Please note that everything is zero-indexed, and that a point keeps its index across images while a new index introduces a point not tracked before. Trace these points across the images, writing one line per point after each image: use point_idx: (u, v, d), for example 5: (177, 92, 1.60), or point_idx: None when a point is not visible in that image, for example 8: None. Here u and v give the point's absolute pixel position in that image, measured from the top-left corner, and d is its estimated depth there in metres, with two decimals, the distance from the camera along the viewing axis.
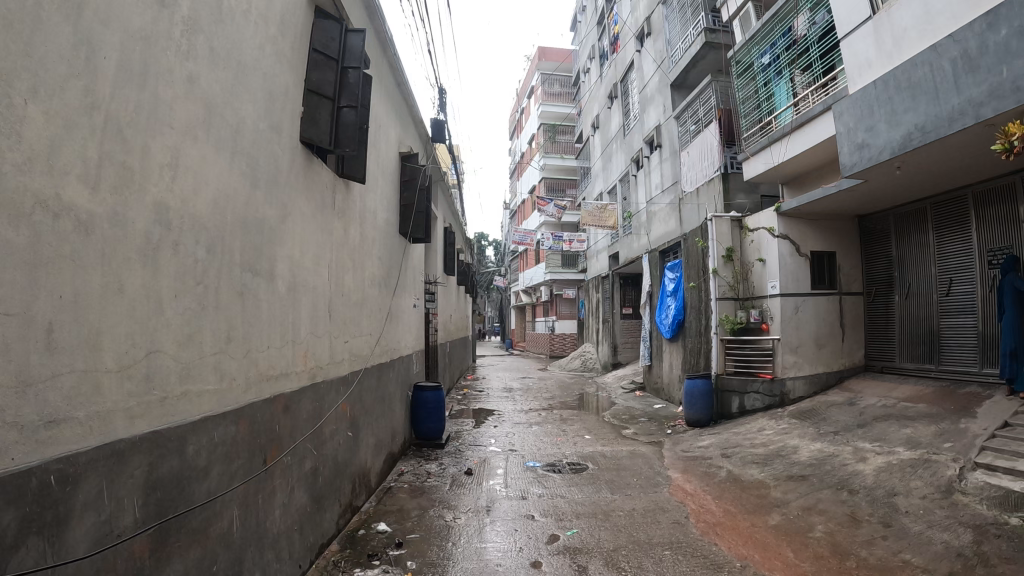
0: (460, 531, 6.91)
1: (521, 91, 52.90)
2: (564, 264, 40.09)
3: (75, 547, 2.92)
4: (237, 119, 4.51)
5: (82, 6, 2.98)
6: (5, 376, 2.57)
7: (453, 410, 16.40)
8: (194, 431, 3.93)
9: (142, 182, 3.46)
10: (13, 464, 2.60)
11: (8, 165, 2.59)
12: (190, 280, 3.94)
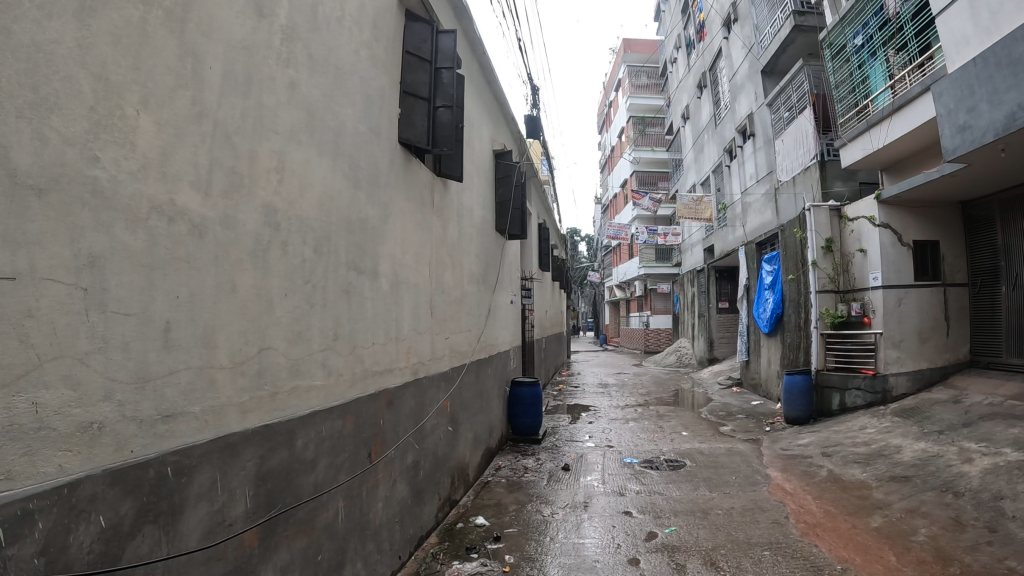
0: (556, 526, 6.92)
1: (609, 85, 52.45)
2: (658, 258, 39.53)
3: (188, 536, 3.06)
4: (337, 124, 4.65)
5: (185, 20, 3.13)
6: (124, 372, 2.73)
7: (550, 405, 16.41)
8: (303, 424, 4.08)
9: (249, 186, 3.60)
10: (132, 456, 2.76)
11: (125, 173, 2.76)
12: (297, 279, 4.08)
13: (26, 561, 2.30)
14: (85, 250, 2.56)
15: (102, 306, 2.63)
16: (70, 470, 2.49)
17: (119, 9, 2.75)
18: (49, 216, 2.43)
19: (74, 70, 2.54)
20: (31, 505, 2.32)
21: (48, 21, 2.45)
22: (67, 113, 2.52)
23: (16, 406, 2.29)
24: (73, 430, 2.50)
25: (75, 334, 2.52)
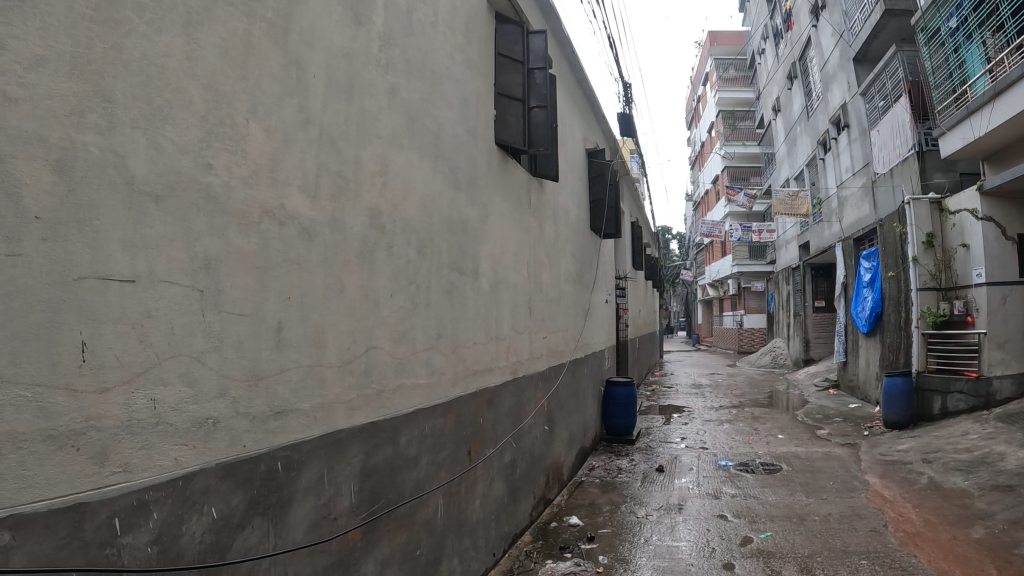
0: (650, 528, 6.85)
1: (696, 79, 51.49)
2: (752, 255, 38.47)
3: (295, 529, 3.17)
4: (436, 126, 4.74)
5: (288, 30, 3.25)
6: (239, 370, 2.86)
7: (645, 406, 16.25)
8: (407, 422, 4.17)
9: (355, 190, 3.72)
10: (244, 451, 2.89)
11: (237, 178, 2.89)
12: (403, 280, 4.18)
13: (141, 550, 2.43)
14: (201, 254, 2.69)
15: (218, 307, 2.76)
16: (186, 463, 2.61)
17: (226, 23, 2.88)
18: (166, 221, 2.57)
19: (185, 82, 2.68)
20: (147, 496, 2.45)
21: (157, 36, 2.58)
22: (181, 123, 2.65)
23: (135, 401, 2.43)
24: (190, 425, 2.63)
25: (193, 334, 2.65)
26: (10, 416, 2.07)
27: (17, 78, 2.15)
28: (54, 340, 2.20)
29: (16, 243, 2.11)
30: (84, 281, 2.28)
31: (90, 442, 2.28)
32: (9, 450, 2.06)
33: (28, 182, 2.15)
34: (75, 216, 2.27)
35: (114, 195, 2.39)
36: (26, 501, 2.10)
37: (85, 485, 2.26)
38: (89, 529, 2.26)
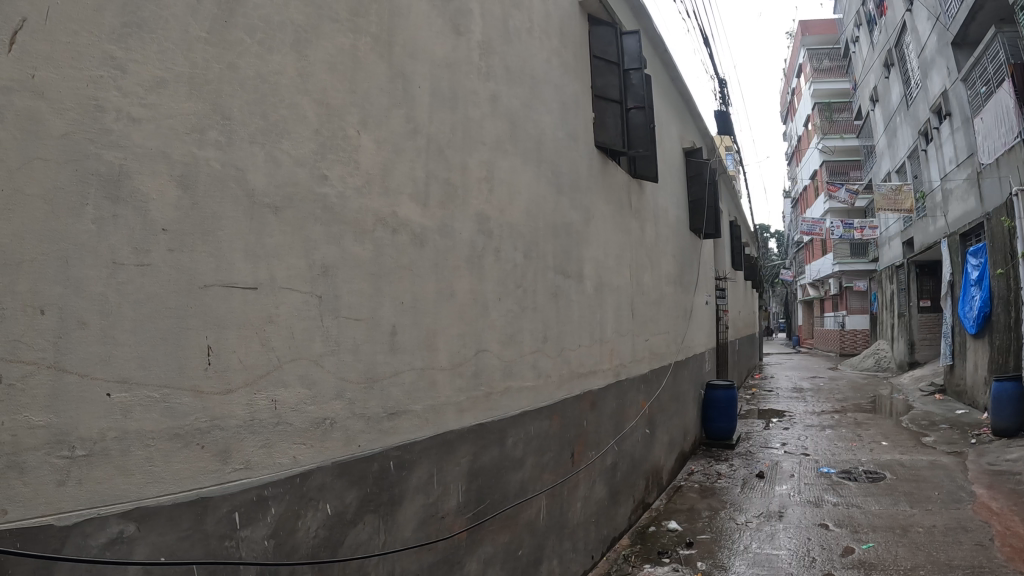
0: (748, 535, 6.68)
1: (789, 72, 50.00)
2: (854, 253, 36.92)
3: (405, 526, 3.27)
4: (539, 132, 4.79)
5: (392, 43, 3.36)
6: (355, 372, 3.02)
7: (745, 410, 15.87)
8: (513, 424, 4.23)
9: (463, 196, 3.85)
10: (359, 450, 3.02)
11: (351, 189, 3.06)
12: (510, 284, 4.26)
13: (258, 543, 2.56)
14: (319, 261, 2.88)
15: (335, 312, 2.93)
16: (303, 461, 2.76)
17: (333, 40, 3.04)
18: (285, 231, 2.75)
19: (297, 98, 2.85)
20: (266, 491, 2.60)
21: (269, 55, 2.75)
22: (295, 136, 2.82)
23: (257, 402, 2.60)
24: (307, 425, 2.78)
25: (311, 338, 2.82)
26: (139, 415, 2.26)
27: (141, 100, 2.34)
28: (182, 344, 2.38)
29: (146, 253, 2.30)
30: (209, 288, 2.46)
31: (213, 441, 2.45)
32: (137, 447, 2.25)
33: (155, 197, 2.34)
34: (200, 228, 2.46)
35: (236, 207, 2.57)
36: (152, 494, 2.27)
37: (208, 480, 2.42)
38: (210, 521, 2.42)
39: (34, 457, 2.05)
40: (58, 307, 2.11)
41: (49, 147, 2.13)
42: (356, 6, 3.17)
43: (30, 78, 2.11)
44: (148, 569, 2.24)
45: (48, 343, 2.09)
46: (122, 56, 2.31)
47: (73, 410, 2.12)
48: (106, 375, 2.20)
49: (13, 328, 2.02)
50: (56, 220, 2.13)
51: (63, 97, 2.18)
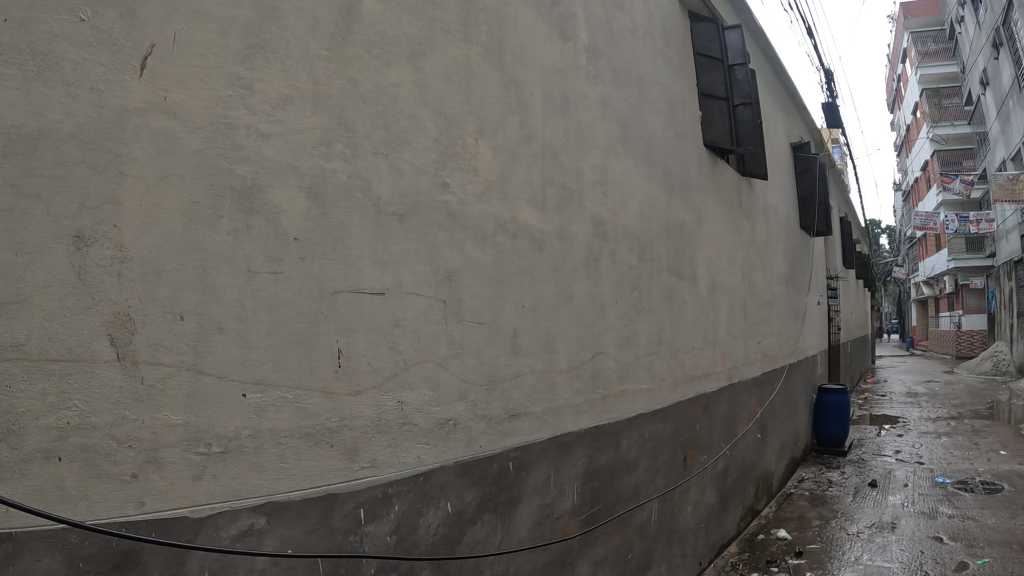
0: (858, 546, 6.41)
1: (894, 59, 47.77)
2: (968, 248, 34.85)
3: (521, 526, 3.36)
4: (647, 133, 4.76)
5: (502, 52, 3.45)
6: (479, 375, 3.18)
7: (856, 415, 15.24)
8: (629, 426, 4.29)
9: (579, 200, 3.94)
10: (481, 450, 3.17)
11: (471, 197, 3.21)
12: (626, 286, 4.34)
13: (380, 538, 2.71)
14: (443, 266, 3.04)
15: (458, 316, 3.09)
16: (427, 460, 2.91)
17: (446, 51, 3.15)
18: (410, 238, 2.92)
19: (417, 109, 3.00)
20: (390, 489, 2.75)
21: (386, 68, 2.89)
22: (415, 146, 2.98)
23: (384, 403, 2.77)
24: (431, 425, 2.94)
25: (436, 341, 2.99)
26: (272, 415, 2.45)
27: (268, 117, 2.53)
28: (314, 348, 2.57)
29: (278, 262, 2.50)
30: (339, 294, 2.66)
31: (342, 441, 2.62)
32: (270, 445, 2.43)
33: (286, 209, 2.54)
34: (329, 237, 2.65)
35: (363, 216, 2.75)
36: (282, 490, 2.45)
37: (335, 477, 2.59)
38: (337, 517, 2.58)
39: (172, 453, 2.24)
40: (196, 313, 2.32)
41: (185, 164, 2.34)
42: (467, 17, 3.27)
43: (163, 100, 2.32)
44: (275, 560, 2.41)
45: (188, 346, 2.30)
46: (248, 76, 2.50)
47: (211, 409, 2.32)
48: (241, 377, 2.39)
49: (154, 333, 2.24)
50: (193, 231, 2.33)
51: (195, 117, 2.37)
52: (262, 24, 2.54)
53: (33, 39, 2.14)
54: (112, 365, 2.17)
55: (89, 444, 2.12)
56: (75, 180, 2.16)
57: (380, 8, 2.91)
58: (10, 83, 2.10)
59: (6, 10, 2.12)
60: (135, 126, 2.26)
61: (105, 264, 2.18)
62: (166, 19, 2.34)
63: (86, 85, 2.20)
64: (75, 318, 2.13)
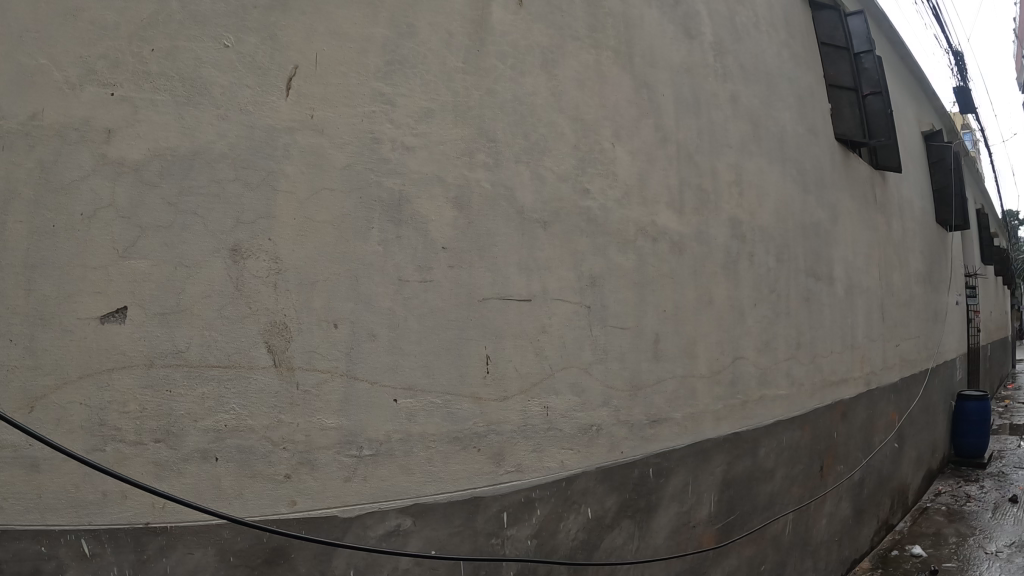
0: (996, 566, 5.92)
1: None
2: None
3: (657, 534, 3.56)
4: (779, 129, 4.69)
5: (633, 54, 3.66)
6: (622, 380, 3.39)
7: (999, 424, 14.22)
8: (767, 433, 4.31)
9: (715, 202, 4.05)
10: (623, 456, 3.36)
11: (612, 201, 3.42)
12: (764, 289, 4.34)
13: (522, 541, 2.94)
14: (587, 272, 3.26)
15: (603, 321, 3.32)
16: (570, 466, 3.12)
17: (578, 57, 3.37)
18: (554, 243, 3.15)
19: (554, 116, 3.23)
20: (533, 493, 2.97)
21: (522, 77, 3.14)
22: (555, 153, 3.21)
23: (531, 409, 3.00)
24: (576, 431, 3.15)
25: (581, 348, 3.21)
26: (422, 420, 2.71)
27: (412, 130, 2.80)
28: (464, 354, 2.83)
29: (428, 271, 2.77)
30: (486, 301, 2.91)
31: (489, 445, 2.86)
32: (420, 449, 2.70)
33: (434, 218, 2.81)
34: (476, 246, 2.91)
35: (508, 223, 3.00)
36: (429, 493, 2.70)
37: (481, 481, 2.83)
38: (481, 520, 2.83)
39: (323, 455, 2.52)
40: (349, 322, 2.60)
41: (334, 178, 2.62)
42: (594, 22, 3.48)
43: (309, 117, 2.60)
44: (418, 561, 2.69)
45: (342, 355, 2.58)
46: (390, 91, 2.77)
47: (364, 414, 2.60)
48: (393, 384, 2.67)
49: (310, 340, 2.53)
50: (344, 243, 2.61)
51: (341, 133, 2.65)
52: (398, 40, 2.82)
53: (182, 67, 2.47)
54: (268, 371, 2.47)
55: (246, 445, 2.42)
56: (231, 196, 2.47)
57: (511, 20, 3.16)
58: (163, 110, 2.43)
59: (152, 40, 2.46)
60: (284, 143, 2.56)
61: (262, 274, 2.48)
62: (306, 41, 2.64)
63: (235, 107, 2.51)
64: (234, 325, 2.43)
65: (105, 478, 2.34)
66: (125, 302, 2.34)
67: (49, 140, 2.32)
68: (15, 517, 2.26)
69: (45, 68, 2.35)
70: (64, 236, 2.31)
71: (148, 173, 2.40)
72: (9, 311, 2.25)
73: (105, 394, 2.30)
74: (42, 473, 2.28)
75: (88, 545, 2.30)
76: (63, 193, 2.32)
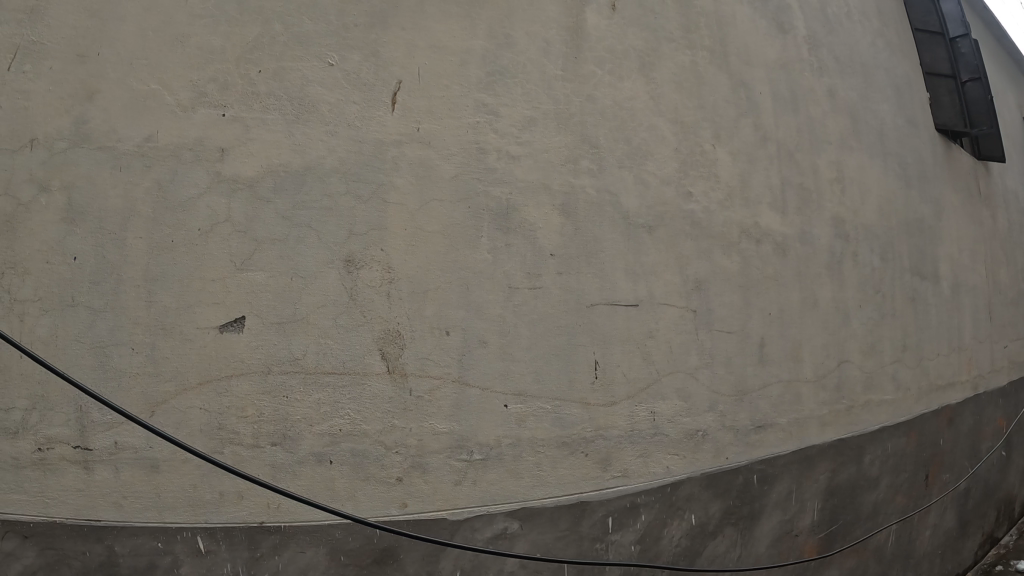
0: None
1: None
2: None
3: (759, 542, 3.66)
4: (879, 123, 4.53)
5: (727, 53, 3.71)
6: (727, 385, 3.46)
7: None
8: (872, 441, 4.18)
9: (818, 201, 3.96)
10: (728, 462, 3.46)
11: (714, 203, 3.51)
12: (869, 290, 4.21)
13: (625, 546, 3.16)
14: (692, 275, 3.39)
15: (708, 325, 3.42)
16: (676, 471, 3.29)
17: (673, 58, 3.52)
18: (660, 247, 3.31)
19: (655, 120, 3.41)
20: (638, 499, 3.17)
21: (621, 82, 3.35)
22: (657, 157, 3.38)
23: (638, 413, 3.20)
24: (682, 436, 3.31)
25: (687, 353, 3.35)
26: (532, 424, 2.96)
27: (517, 138, 3.07)
28: (573, 359, 3.07)
29: (537, 277, 3.03)
30: (595, 306, 3.13)
31: (597, 450, 3.08)
32: (528, 453, 2.94)
33: (543, 225, 3.07)
34: (584, 252, 3.14)
35: (614, 229, 3.21)
36: (536, 497, 2.95)
37: (588, 485, 3.06)
38: (586, 525, 3.05)
39: (434, 459, 2.80)
40: (460, 329, 2.88)
41: (444, 189, 2.92)
42: (687, 22, 3.60)
43: (416, 130, 2.92)
44: (524, 563, 2.96)
45: (455, 360, 2.86)
46: (493, 101, 3.07)
47: (476, 419, 2.87)
48: (504, 389, 2.92)
49: (424, 346, 2.82)
50: (454, 252, 2.90)
51: (449, 145, 2.95)
52: (497, 51, 3.11)
53: (290, 84, 2.81)
54: (383, 378, 2.75)
55: (359, 449, 2.71)
56: (344, 209, 2.78)
57: (606, 24, 3.37)
58: (274, 128, 2.76)
59: (259, 61, 2.80)
60: (393, 155, 2.86)
61: (376, 284, 2.78)
62: (408, 56, 2.96)
63: (343, 122, 2.83)
64: (350, 332, 2.73)
65: (220, 480, 2.63)
66: (244, 312, 2.64)
67: (166, 159, 2.66)
68: (136, 513, 2.59)
69: (157, 92, 2.70)
70: (183, 250, 2.63)
71: (262, 189, 2.72)
72: (133, 322, 2.57)
73: (223, 399, 2.60)
74: (160, 474, 2.61)
75: (202, 542, 2.61)
76: (182, 210, 2.65)
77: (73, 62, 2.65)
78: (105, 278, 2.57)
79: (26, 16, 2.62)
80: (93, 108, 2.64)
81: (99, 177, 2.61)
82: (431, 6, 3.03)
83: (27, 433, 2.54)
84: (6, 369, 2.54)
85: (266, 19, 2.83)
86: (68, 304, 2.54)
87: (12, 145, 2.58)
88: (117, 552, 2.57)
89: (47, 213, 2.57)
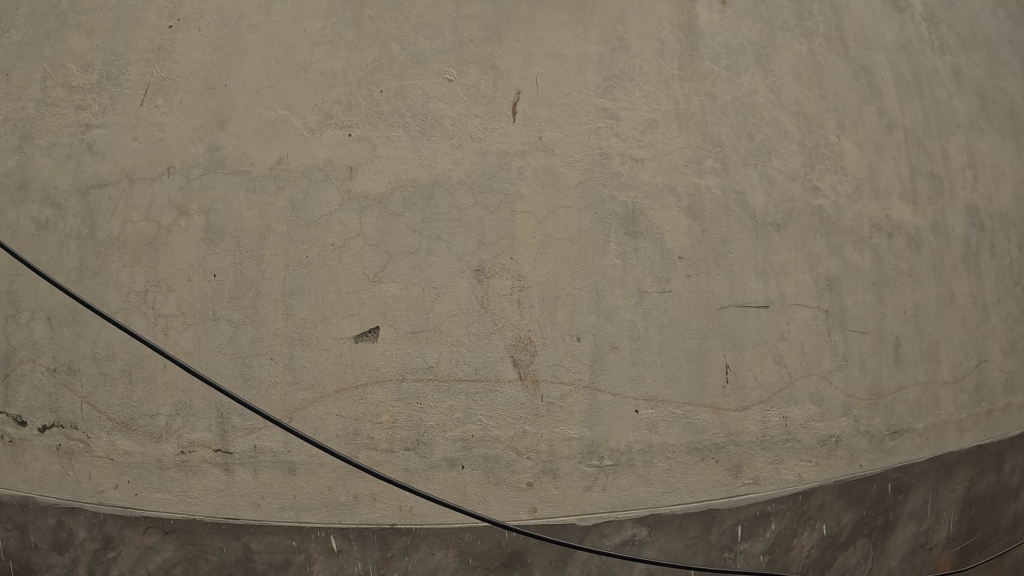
0: None
1: None
2: None
3: (893, 554, 3.50)
4: (1010, 99, 4.13)
5: (845, 39, 3.56)
6: (861, 388, 3.31)
7: None
8: (1014, 447, 3.85)
9: (950, 189, 3.72)
10: (861, 469, 3.33)
11: (844, 197, 3.37)
12: (1011, 282, 3.87)
13: (754, 556, 3.16)
14: (823, 274, 3.27)
15: (842, 325, 3.28)
16: (807, 478, 3.21)
17: (790, 48, 3.41)
18: (789, 246, 3.22)
19: (776, 114, 3.31)
20: (769, 507, 3.15)
21: (740, 78, 3.28)
22: (781, 153, 3.28)
23: (770, 419, 3.13)
24: (815, 441, 3.21)
25: (821, 354, 3.23)
26: (663, 430, 2.98)
27: (639, 142, 3.08)
28: (704, 363, 3.04)
29: (667, 281, 3.02)
30: (726, 309, 3.09)
31: (727, 456, 3.07)
32: (659, 460, 2.98)
33: (669, 229, 3.05)
34: (712, 253, 3.09)
35: (742, 228, 3.14)
36: (666, 504, 3.00)
37: (718, 493, 3.07)
38: (715, 533, 3.08)
39: (566, 464, 2.89)
40: (590, 335, 2.93)
41: (569, 196, 2.98)
42: (801, 12, 3.48)
43: (538, 138, 3.00)
44: (649, 568, 3.03)
45: (586, 366, 2.91)
46: (612, 106, 3.10)
47: (606, 424, 2.92)
48: (635, 396, 2.95)
49: (555, 352, 2.89)
50: (582, 257, 2.95)
51: (572, 151, 3.01)
52: (612, 55, 3.14)
53: (410, 102, 2.96)
54: (514, 384, 2.86)
55: (491, 454, 2.84)
56: (472, 219, 2.90)
57: (718, 20, 3.32)
58: (400, 145, 2.92)
59: (380, 82, 2.97)
60: (518, 165, 2.96)
61: (506, 293, 2.88)
62: (524, 66, 3.05)
63: (466, 136, 2.95)
64: (481, 339, 2.85)
65: (354, 483, 2.81)
66: (377, 322, 2.81)
67: (298, 180, 2.86)
68: (272, 513, 2.79)
69: (284, 117, 2.91)
70: (318, 264, 2.82)
71: (392, 204, 2.88)
72: (272, 333, 2.79)
73: (359, 405, 2.79)
74: (297, 476, 2.79)
75: (337, 542, 2.81)
76: (315, 226, 2.84)
77: (203, 93, 2.92)
78: (245, 293, 2.80)
79: (154, 55, 2.95)
80: (224, 135, 2.89)
81: (234, 200, 2.85)
82: (543, 15, 3.11)
83: (172, 436, 2.78)
84: (152, 380, 2.79)
85: (383, 39, 3.00)
86: (211, 318, 2.79)
87: (151, 172, 2.87)
88: (253, 549, 2.80)
89: (187, 233, 2.82)
